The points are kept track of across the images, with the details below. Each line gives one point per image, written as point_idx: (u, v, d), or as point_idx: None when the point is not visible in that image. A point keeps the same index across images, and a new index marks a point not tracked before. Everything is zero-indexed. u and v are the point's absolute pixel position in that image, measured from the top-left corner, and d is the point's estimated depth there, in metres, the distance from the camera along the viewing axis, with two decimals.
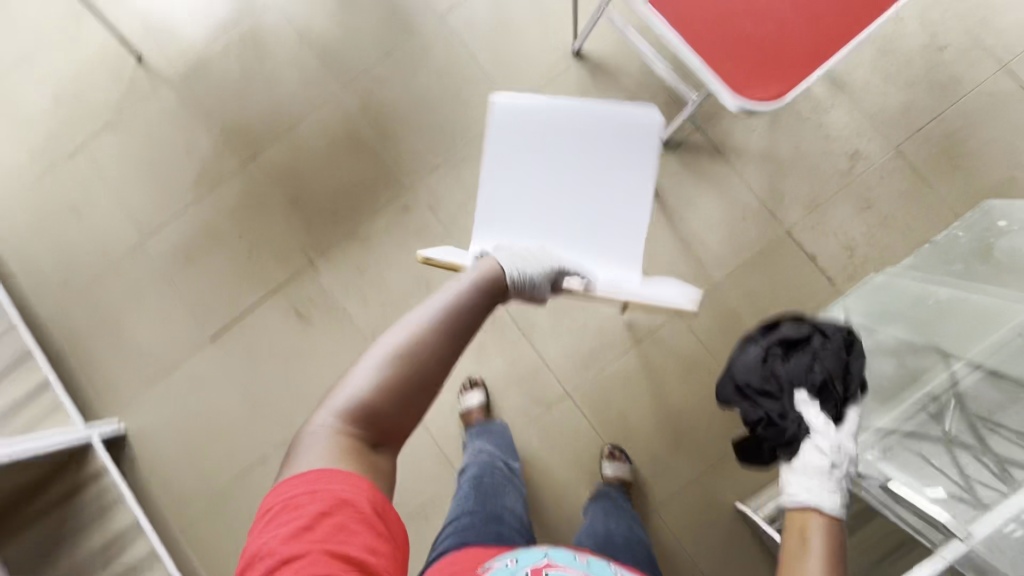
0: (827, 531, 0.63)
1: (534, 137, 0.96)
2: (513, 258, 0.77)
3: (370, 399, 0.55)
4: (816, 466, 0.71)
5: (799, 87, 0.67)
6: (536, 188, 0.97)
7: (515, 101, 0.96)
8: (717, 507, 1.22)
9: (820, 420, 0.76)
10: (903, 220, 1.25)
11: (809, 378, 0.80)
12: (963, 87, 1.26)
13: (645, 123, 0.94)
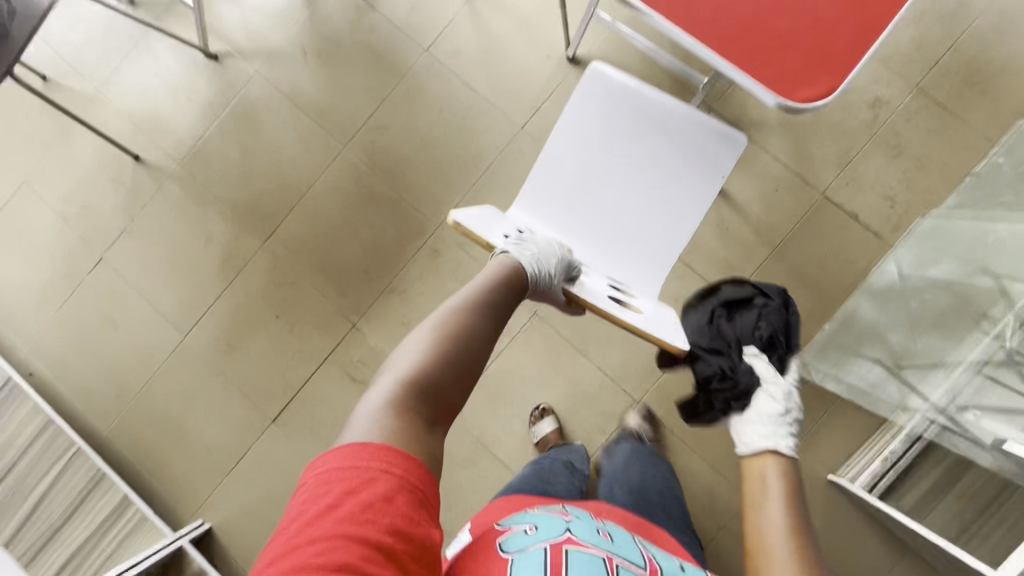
0: (782, 473, 0.76)
1: (610, 127, 0.96)
2: (534, 252, 0.79)
3: (423, 372, 0.58)
4: (771, 414, 0.81)
5: (845, 81, 0.66)
6: (597, 176, 0.97)
7: (608, 74, 0.95)
8: (811, 484, 1.20)
9: (770, 369, 0.86)
10: (938, 158, 1.21)
11: (756, 334, 0.90)
12: (973, 10, 1.22)
13: (723, 149, 0.94)
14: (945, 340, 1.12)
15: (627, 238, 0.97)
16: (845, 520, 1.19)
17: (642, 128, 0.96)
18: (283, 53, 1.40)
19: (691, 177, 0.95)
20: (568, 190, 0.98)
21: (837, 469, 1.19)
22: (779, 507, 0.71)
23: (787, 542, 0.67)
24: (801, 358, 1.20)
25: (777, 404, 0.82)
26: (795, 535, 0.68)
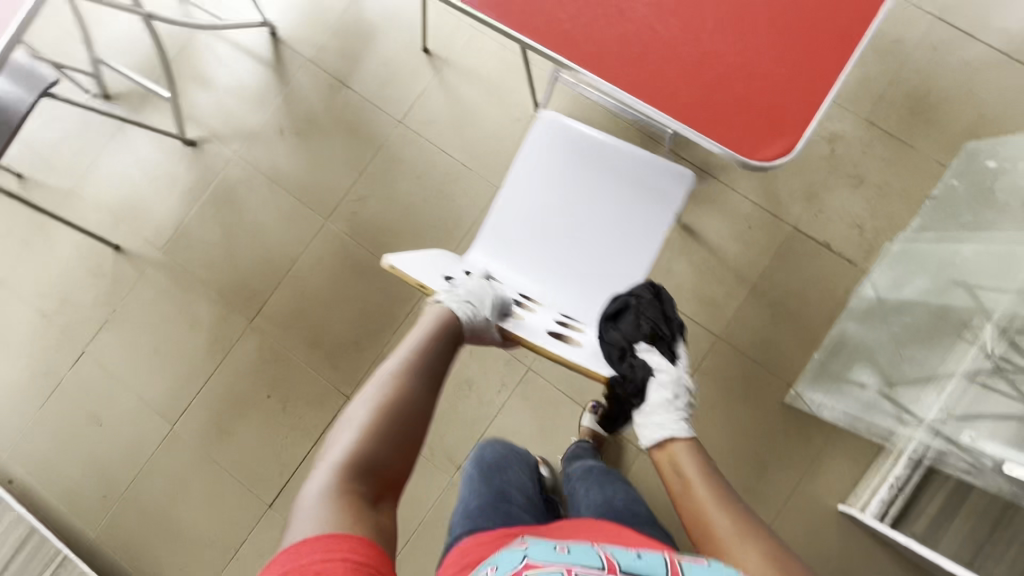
0: (688, 450, 0.77)
1: (561, 170, 1.00)
2: (466, 298, 0.79)
3: (361, 450, 0.61)
4: (662, 402, 0.81)
5: (806, 135, 0.70)
6: (551, 216, 1.00)
7: (559, 121, 1.01)
8: (822, 516, 1.19)
9: (661, 365, 0.82)
10: (897, 184, 1.28)
11: (641, 332, 0.83)
12: (908, 47, 1.31)
13: (672, 185, 0.97)
14: (930, 355, 1.14)
15: (585, 275, 0.98)
16: (860, 550, 1.17)
17: (600, 174, 0.99)
18: (260, 134, 1.44)
19: (642, 212, 0.98)
20: (529, 229, 1.00)
21: (847, 498, 1.19)
22: (696, 483, 0.73)
23: (717, 514, 0.68)
24: (795, 389, 1.25)
25: (672, 398, 0.81)
26: (721, 503, 0.69)
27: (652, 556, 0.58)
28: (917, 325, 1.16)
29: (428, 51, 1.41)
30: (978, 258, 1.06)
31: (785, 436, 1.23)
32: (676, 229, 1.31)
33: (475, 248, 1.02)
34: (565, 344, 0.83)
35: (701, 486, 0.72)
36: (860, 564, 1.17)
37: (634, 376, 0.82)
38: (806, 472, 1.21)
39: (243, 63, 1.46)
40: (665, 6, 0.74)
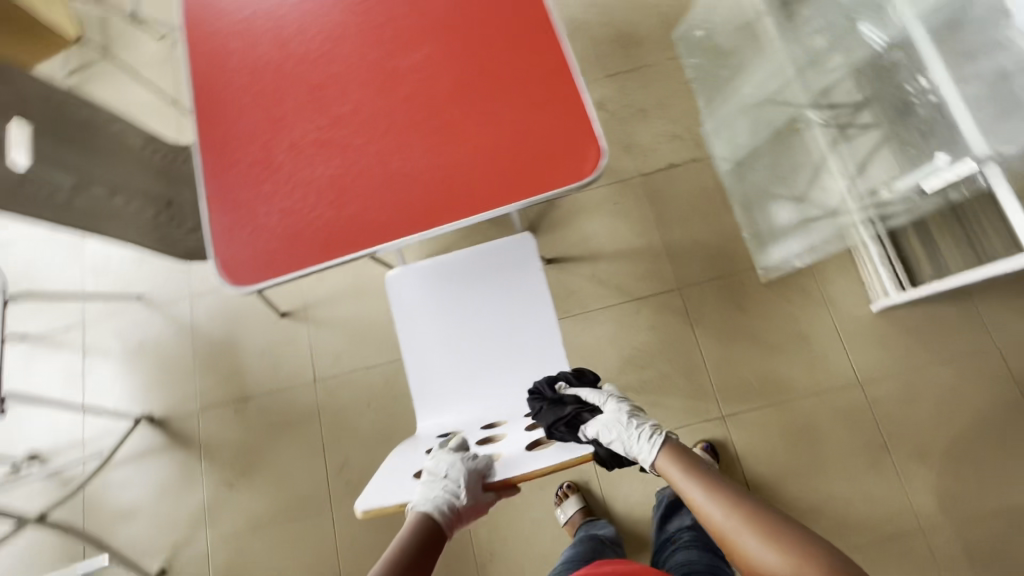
0: (675, 463, 0.74)
1: (435, 309, 1.00)
2: (443, 485, 0.72)
3: None
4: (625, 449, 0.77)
5: (598, 135, 0.80)
6: (460, 345, 0.98)
7: (400, 279, 1.01)
8: (872, 325, 1.27)
9: (596, 427, 0.77)
10: (665, 90, 1.49)
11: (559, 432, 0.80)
12: (581, 16, 1.58)
13: (526, 252, 1.01)
14: (796, 167, 1.34)
15: (513, 364, 0.97)
16: (917, 319, 1.26)
17: (455, 289, 1.00)
18: (213, 505, 1.34)
19: (524, 286, 0.99)
20: (443, 370, 0.98)
21: (870, 298, 1.28)
22: (694, 488, 0.70)
23: (719, 508, 0.67)
24: (759, 265, 1.34)
25: (623, 435, 0.77)
26: (717, 492, 0.68)
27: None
28: (768, 155, 1.37)
29: (286, 314, 1.43)
30: (763, 83, 1.37)
31: (791, 302, 1.31)
32: (576, 252, 1.41)
33: (422, 417, 0.97)
34: (543, 451, 0.76)
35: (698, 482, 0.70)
36: (928, 326, 1.25)
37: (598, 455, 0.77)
38: (828, 310, 1.29)
39: (147, 467, 1.38)
40: (431, 145, 0.83)
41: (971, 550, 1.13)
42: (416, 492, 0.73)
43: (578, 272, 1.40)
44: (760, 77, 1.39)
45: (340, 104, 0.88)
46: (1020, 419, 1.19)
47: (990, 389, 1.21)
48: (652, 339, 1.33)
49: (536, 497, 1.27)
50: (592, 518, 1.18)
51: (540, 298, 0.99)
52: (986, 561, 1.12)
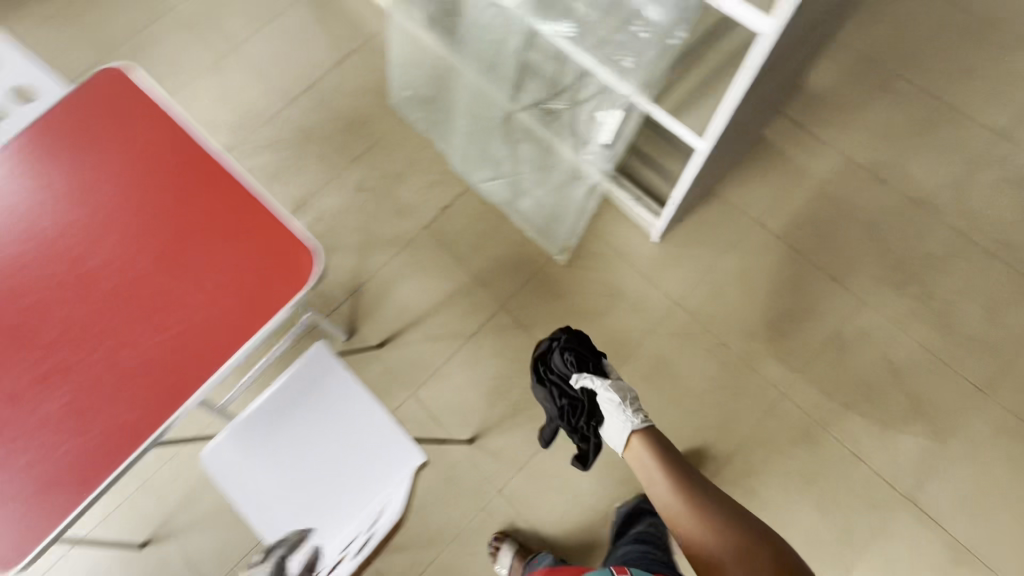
0: (645, 443, 0.95)
1: (264, 458, 0.97)
2: None
3: None
4: (614, 403, 0.98)
5: (302, 233, 0.85)
6: (302, 479, 0.96)
7: (215, 450, 0.96)
8: (661, 253, 1.42)
9: (598, 380, 1.00)
10: (409, 152, 1.62)
11: (569, 363, 1.02)
12: (310, 126, 1.68)
13: (325, 360, 1.01)
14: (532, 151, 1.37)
15: (341, 470, 0.95)
16: (690, 231, 1.43)
17: (274, 429, 0.98)
18: None
19: (336, 391, 0.99)
20: (296, 513, 0.94)
21: (647, 235, 1.43)
22: (657, 475, 0.91)
23: (673, 497, 0.87)
24: (555, 250, 1.44)
25: (621, 399, 0.98)
26: (673, 483, 0.89)
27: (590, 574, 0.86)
28: (508, 151, 1.41)
29: (146, 542, 1.29)
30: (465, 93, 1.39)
31: (594, 268, 1.43)
32: (401, 323, 1.43)
33: None
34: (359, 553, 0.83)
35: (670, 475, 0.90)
36: (700, 231, 1.43)
37: (571, 397, 1.04)
38: (623, 259, 1.43)
39: None
40: (158, 322, 0.83)
41: (824, 388, 1.28)
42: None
43: (411, 341, 1.42)
44: (460, 100, 1.44)
45: (45, 331, 0.83)
46: (799, 264, 1.38)
47: (768, 254, 1.40)
48: (503, 362, 1.38)
49: (477, 565, 1.24)
50: (530, 555, 1.18)
51: (355, 395, 0.99)
52: (838, 390, 1.27)
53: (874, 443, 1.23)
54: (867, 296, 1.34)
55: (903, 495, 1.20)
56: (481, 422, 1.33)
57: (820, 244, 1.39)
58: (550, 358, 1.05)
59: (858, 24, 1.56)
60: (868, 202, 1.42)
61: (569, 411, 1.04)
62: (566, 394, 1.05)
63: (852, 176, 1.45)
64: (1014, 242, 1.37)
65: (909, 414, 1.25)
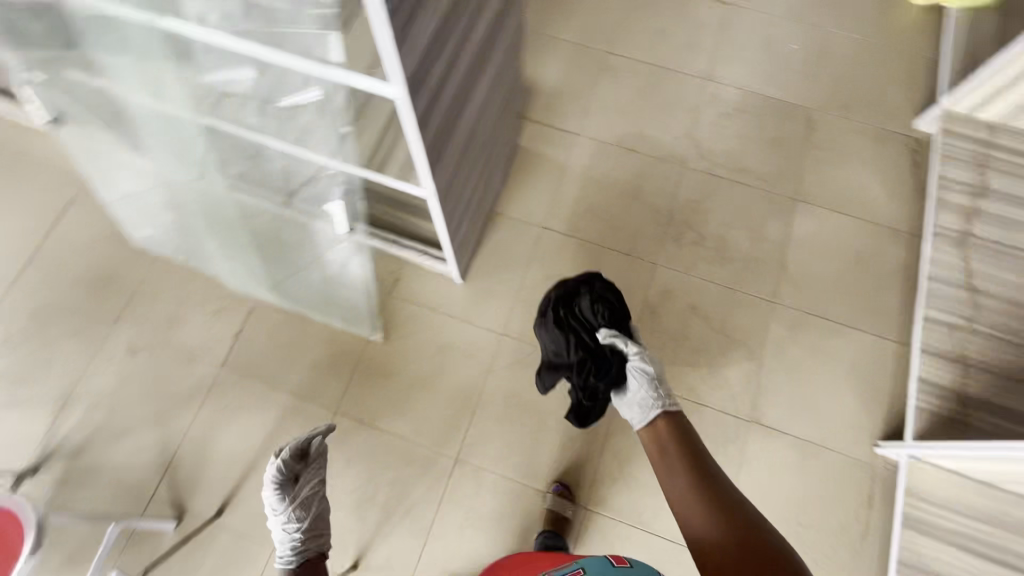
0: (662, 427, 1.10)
1: None
2: None
3: None
4: (639, 363, 1.14)
5: (13, 504, 0.94)
6: None
7: None
8: (471, 291, 1.42)
9: (626, 339, 1.17)
10: (176, 289, 1.44)
11: (596, 317, 1.21)
12: (44, 304, 1.42)
13: None
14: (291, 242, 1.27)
15: None
16: (489, 260, 1.45)
17: None
18: None
19: None
20: None
21: (450, 278, 1.42)
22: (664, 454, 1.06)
23: (676, 477, 1.01)
24: (366, 331, 1.38)
25: (648, 374, 1.13)
26: (680, 467, 1.03)
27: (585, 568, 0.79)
28: (269, 250, 1.29)
29: None
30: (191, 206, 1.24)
31: (414, 331, 1.39)
32: (236, 475, 1.28)
33: None
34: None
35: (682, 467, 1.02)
36: (498, 256, 1.46)
37: (587, 349, 1.19)
38: (438, 311, 1.41)
39: None
40: None
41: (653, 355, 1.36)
42: None
43: (254, 490, 1.28)
44: (194, 221, 1.29)
45: None
46: (593, 252, 1.47)
47: (564, 253, 1.46)
48: (360, 466, 1.29)
49: None
50: None
51: None
52: (665, 351, 1.37)
53: (709, 387, 1.34)
54: (656, 257, 1.46)
55: (748, 420, 1.31)
56: (360, 538, 1.24)
57: (603, 227, 1.49)
58: (575, 302, 1.23)
59: (560, 21, 1.70)
60: (627, 174, 1.54)
61: (583, 357, 1.18)
62: (584, 337, 1.20)
63: (606, 156, 1.56)
64: (749, 164, 1.55)
65: (725, 348, 1.37)
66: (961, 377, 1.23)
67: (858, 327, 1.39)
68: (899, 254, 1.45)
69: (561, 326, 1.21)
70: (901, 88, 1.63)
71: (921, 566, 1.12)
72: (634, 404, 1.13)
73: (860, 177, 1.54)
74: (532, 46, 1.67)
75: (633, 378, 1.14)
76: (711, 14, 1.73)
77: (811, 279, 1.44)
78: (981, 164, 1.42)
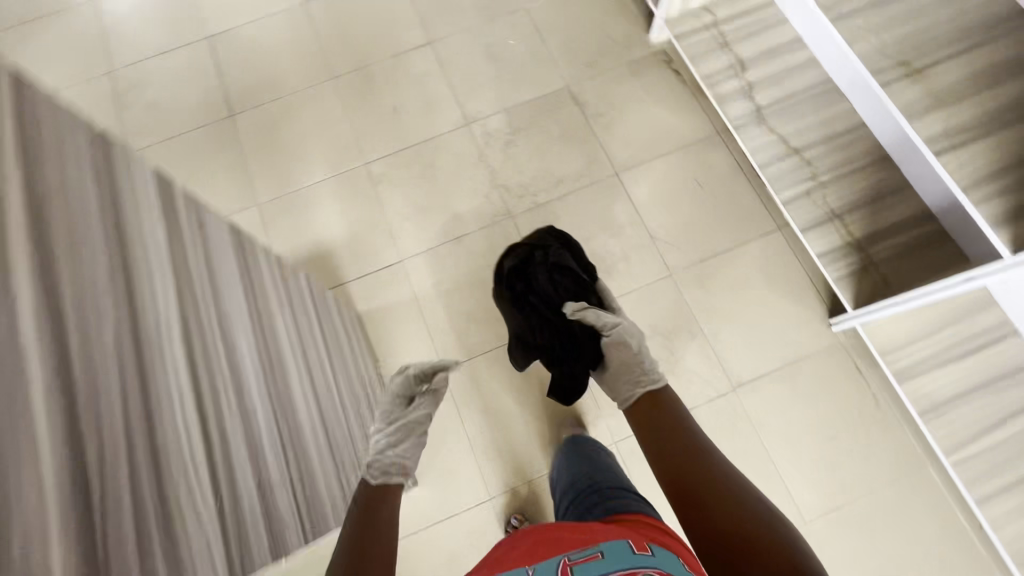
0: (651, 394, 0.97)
1: None
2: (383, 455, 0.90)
3: None
4: (616, 333, 1.09)
5: None
6: None
7: None
8: (432, 485, 1.27)
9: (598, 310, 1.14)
10: None
11: (556, 285, 1.22)
12: None
13: None
14: None
15: None
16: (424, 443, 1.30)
17: None
18: None
19: None
20: None
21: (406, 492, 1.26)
22: (651, 419, 0.93)
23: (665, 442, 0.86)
24: None
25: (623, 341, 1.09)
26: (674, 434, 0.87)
27: (603, 555, 0.62)
28: None
29: None
30: None
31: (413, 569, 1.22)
32: None
33: None
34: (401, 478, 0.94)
35: (670, 443, 0.85)
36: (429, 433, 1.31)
37: (552, 327, 1.20)
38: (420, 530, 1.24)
39: None
40: None
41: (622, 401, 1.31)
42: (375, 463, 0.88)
43: None
44: None
45: None
46: (504, 355, 1.36)
47: (481, 378, 1.34)
48: None
49: None
50: None
51: None
52: None
53: (683, 388, 1.30)
54: None
55: (732, 390, 1.30)
56: None
57: (492, 325, 1.39)
58: (534, 277, 1.24)
59: (303, 171, 1.55)
60: (472, 261, 1.44)
61: (548, 335, 1.20)
62: (550, 316, 1.21)
63: (442, 259, 1.44)
64: (559, 171, 1.51)
65: (669, 345, 1.34)
66: (844, 229, 1.30)
67: (744, 240, 1.42)
68: (723, 155, 1.49)
69: (526, 304, 1.23)
70: (618, 17, 1.65)
71: (938, 402, 1.18)
72: (614, 376, 1.05)
73: (648, 114, 1.55)
74: (297, 213, 1.50)
75: (619, 346, 1.08)
76: (424, 64, 1.64)
77: (681, 229, 1.44)
78: (724, 43, 1.48)
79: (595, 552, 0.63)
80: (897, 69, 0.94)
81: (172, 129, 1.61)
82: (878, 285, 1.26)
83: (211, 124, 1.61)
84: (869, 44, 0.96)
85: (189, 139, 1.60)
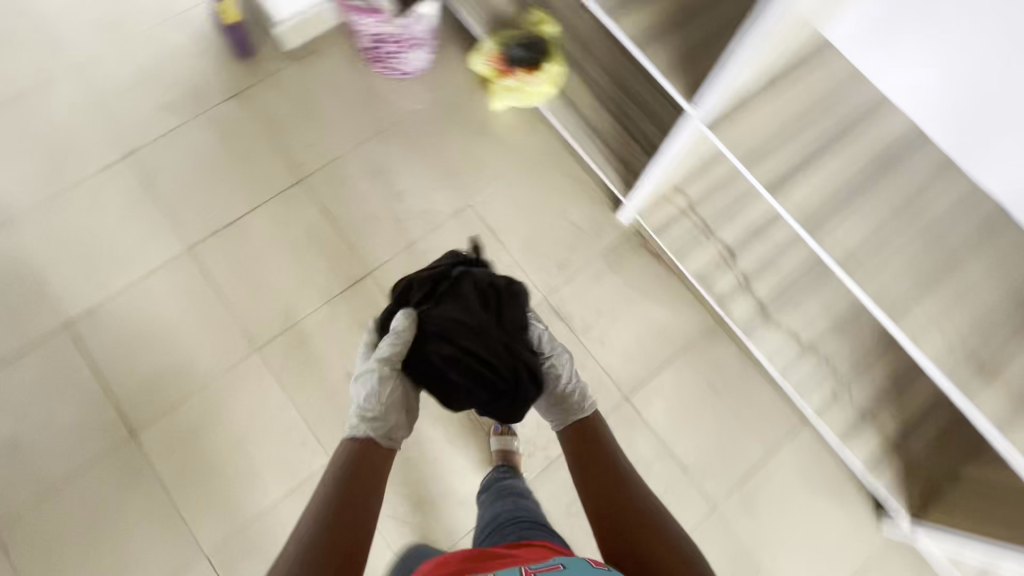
0: (595, 428, 0.93)
1: None
2: (368, 407, 0.89)
3: None
4: (558, 354, 1.02)
5: None
6: None
7: None
8: None
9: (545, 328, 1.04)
10: None
11: (489, 291, 0.99)
12: None
13: None
14: None
15: None
16: None
17: None
18: None
19: None
20: None
21: None
22: (594, 447, 0.89)
23: (595, 463, 0.85)
24: None
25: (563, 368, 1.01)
26: (599, 459, 0.86)
27: (566, 565, 0.63)
28: None
29: None
30: None
31: None
32: None
33: None
34: (385, 420, 0.90)
35: (595, 470, 0.84)
36: None
37: (483, 333, 0.94)
38: None
39: None
40: None
41: None
42: (360, 419, 0.89)
43: None
44: None
45: None
46: None
47: None
48: None
49: None
50: None
51: None
52: None
53: None
54: None
55: None
56: None
57: None
58: (463, 292, 0.98)
59: (254, 488, 1.21)
60: None
61: (478, 348, 0.93)
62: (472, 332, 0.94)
63: None
64: None
65: None
66: (879, 430, 1.24)
67: (775, 445, 1.31)
68: (730, 347, 1.37)
69: (442, 320, 0.95)
70: (578, 199, 1.44)
71: None
72: (559, 400, 0.98)
73: (640, 313, 1.38)
74: (262, 550, 1.18)
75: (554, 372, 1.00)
76: (370, 303, 1.34)
77: (710, 450, 1.30)
78: (706, 229, 1.33)
79: (558, 564, 0.63)
80: (972, 370, 0.84)
81: (51, 475, 1.19)
82: (921, 484, 1.22)
83: (106, 453, 1.21)
84: (937, 341, 0.86)
85: (81, 483, 1.19)
